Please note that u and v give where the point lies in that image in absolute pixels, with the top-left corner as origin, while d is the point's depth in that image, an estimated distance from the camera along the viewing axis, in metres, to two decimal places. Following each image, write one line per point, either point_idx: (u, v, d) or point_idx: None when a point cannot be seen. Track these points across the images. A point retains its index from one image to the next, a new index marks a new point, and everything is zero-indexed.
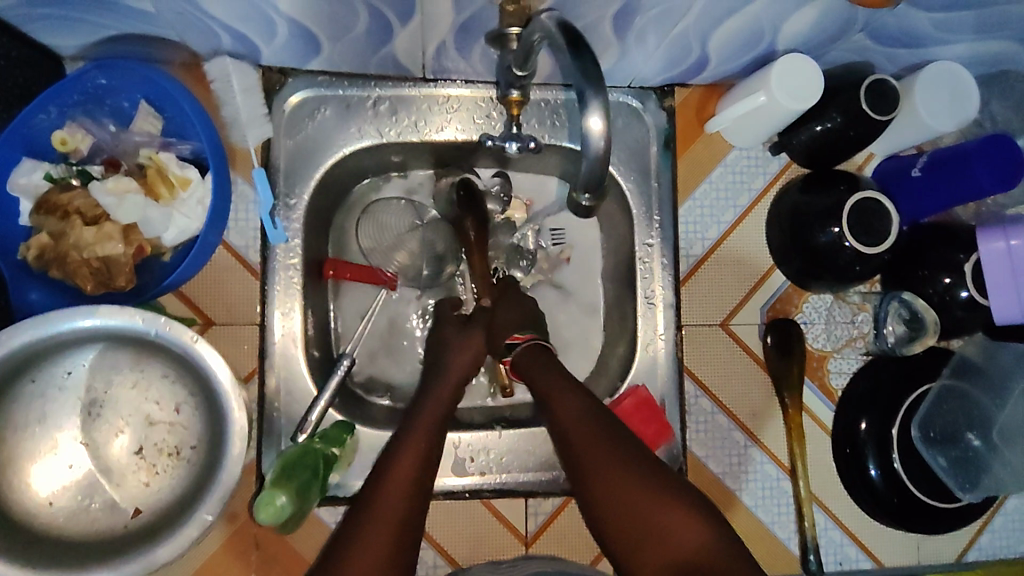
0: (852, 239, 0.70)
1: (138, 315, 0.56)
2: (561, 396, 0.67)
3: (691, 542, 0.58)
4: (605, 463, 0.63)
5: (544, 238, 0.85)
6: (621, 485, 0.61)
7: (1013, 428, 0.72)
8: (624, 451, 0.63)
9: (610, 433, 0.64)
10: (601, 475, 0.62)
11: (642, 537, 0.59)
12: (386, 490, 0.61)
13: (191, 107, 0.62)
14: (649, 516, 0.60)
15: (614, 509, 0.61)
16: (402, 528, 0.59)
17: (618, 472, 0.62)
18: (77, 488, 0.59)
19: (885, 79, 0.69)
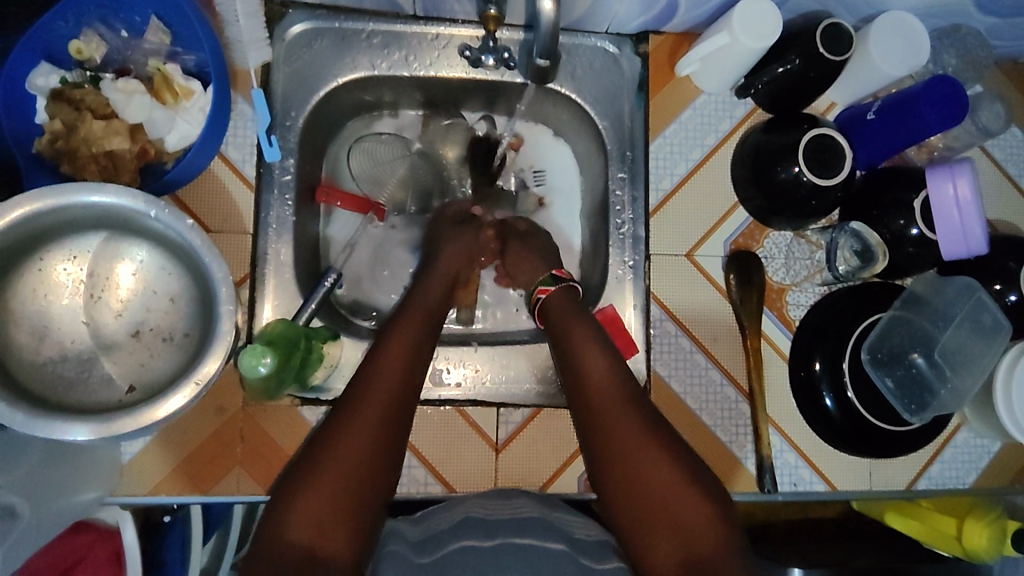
0: (809, 174, 0.75)
1: (141, 198, 0.60)
2: (577, 335, 0.71)
3: (671, 470, 0.60)
4: (605, 390, 0.66)
5: (525, 178, 0.90)
6: (619, 412, 0.64)
7: (953, 349, 0.76)
8: (625, 386, 0.67)
9: (617, 373, 0.68)
10: (600, 405, 0.65)
11: (631, 461, 0.61)
12: (391, 354, 0.65)
13: (196, 19, 0.66)
14: (640, 442, 0.62)
15: (608, 432, 0.64)
16: (401, 398, 0.62)
17: (618, 400, 0.65)
18: (78, 360, 0.65)
19: (840, 23, 0.74)
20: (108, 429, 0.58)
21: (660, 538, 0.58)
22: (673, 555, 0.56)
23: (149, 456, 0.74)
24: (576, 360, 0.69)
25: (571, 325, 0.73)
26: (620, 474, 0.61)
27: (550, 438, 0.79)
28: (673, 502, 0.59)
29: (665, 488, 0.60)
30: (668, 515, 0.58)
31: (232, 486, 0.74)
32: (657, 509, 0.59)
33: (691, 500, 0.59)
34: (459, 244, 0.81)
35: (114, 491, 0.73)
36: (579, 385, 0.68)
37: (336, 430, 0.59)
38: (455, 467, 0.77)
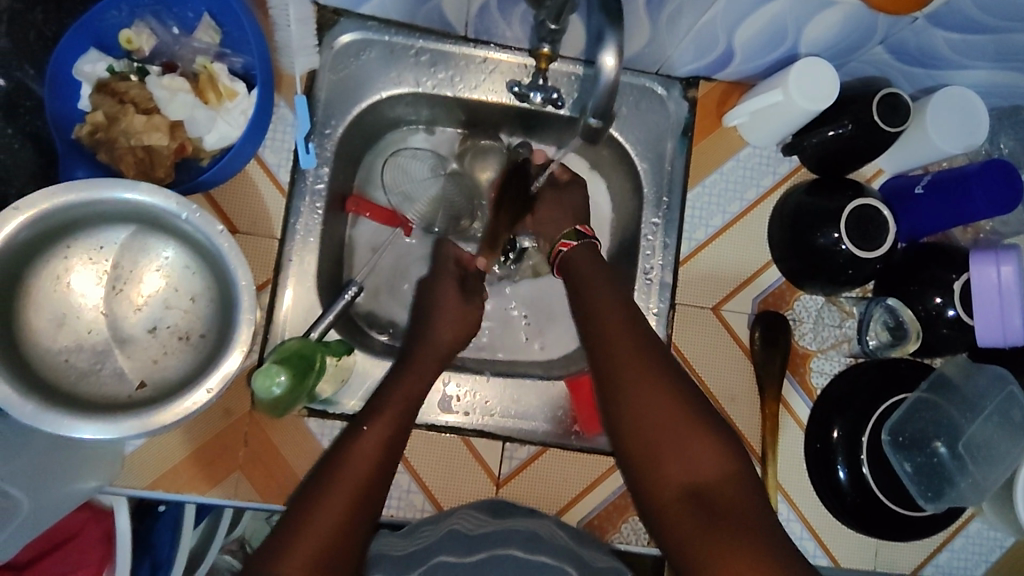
0: (849, 243, 0.73)
1: (173, 199, 0.60)
2: (592, 279, 0.72)
3: (682, 410, 0.61)
4: (619, 332, 0.66)
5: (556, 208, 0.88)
6: (632, 354, 0.64)
7: (979, 443, 0.74)
8: (639, 328, 0.67)
9: (632, 318, 0.68)
10: (615, 350, 0.65)
11: (641, 404, 0.62)
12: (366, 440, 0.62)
13: (249, 23, 0.66)
14: (651, 383, 0.62)
15: (619, 372, 0.64)
16: (385, 457, 0.62)
17: (633, 341, 0.65)
18: (93, 352, 0.64)
19: (899, 93, 0.72)
20: (112, 428, 0.57)
21: (668, 472, 0.59)
22: (680, 489, 0.58)
23: (151, 452, 0.72)
24: (592, 301, 0.70)
25: (595, 270, 0.73)
26: (631, 415, 0.62)
27: (552, 479, 0.78)
28: (682, 442, 0.59)
29: (685, 440, 0.59)
30: (677, 453, 0.59)
31: (230, 490, 0.73)
32: (665, 445, 0.60)
33: (701, 440, 0.59)
34: (456, 322, 0.76)
35: (113, 480, 0.72)
36: (595, 325, 0.68)
37: (299, 524, 0.56)
38: (453, 497, 0.76)
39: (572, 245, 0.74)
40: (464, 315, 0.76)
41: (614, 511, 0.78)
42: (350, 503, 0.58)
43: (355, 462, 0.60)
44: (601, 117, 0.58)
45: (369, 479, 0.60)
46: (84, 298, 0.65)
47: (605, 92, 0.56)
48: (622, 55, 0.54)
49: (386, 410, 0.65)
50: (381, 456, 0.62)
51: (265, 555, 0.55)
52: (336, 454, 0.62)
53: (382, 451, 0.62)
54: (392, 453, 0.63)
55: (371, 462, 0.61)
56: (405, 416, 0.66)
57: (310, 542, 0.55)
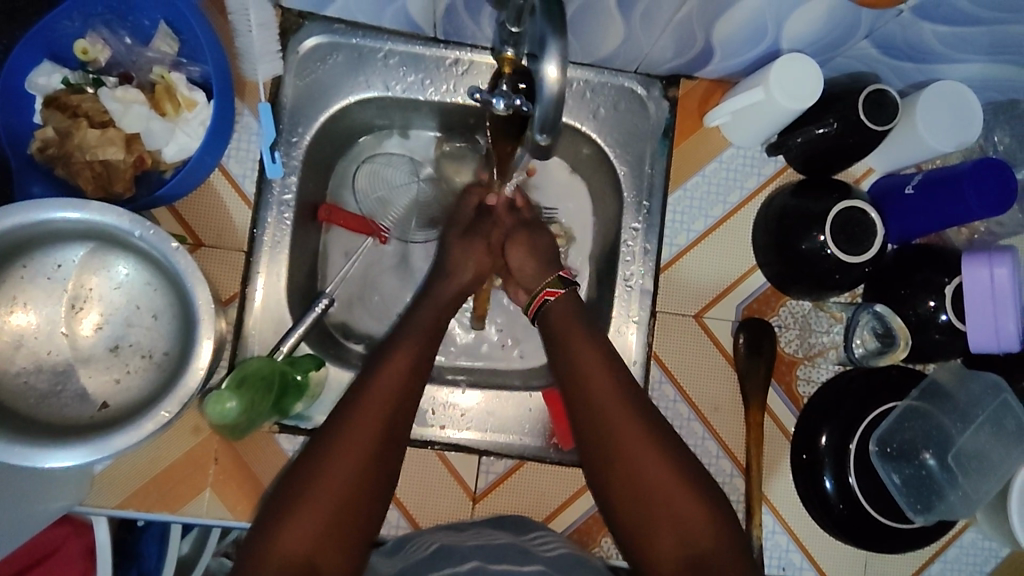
0: (834, 248, 0.70)
1: (126, 217, 0.58)
2: (574, 326, 0.71)
3: (670, 471, 0.64)
4: (606, 390, 0.67)
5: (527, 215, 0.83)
6: (622, 414, 0.66)
7: (970, 453, 0.71)
8: (624, 381, 0.68)
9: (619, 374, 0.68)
10: (603, 412, 0.66)
11: (635, 465, 0.64)
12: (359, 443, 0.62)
13: (202, 30, 0.64)
14: (638, 446, 0.64)
15: (608, 429, 0.65)
16: (380, 459, 0.62)
17: (621, 403, 0.66)
18: (52, 373, 0.63)
19: (886, 90, 0.69)
20: (67, 455, 0.56)
21: (653, 527, 0.62)
22: (669, 543, 0.62)
23: (121, 470, 0.71)
24: (577, 354, 0.69)
25: (566, 320, 0.72)
26: (621, 474, 0.64)
27: (530, 493, 0.76)
28: (670, 505, 0.62)
29: (672, 501, 0.63)
30: (666, 516, 0.62)
31: (201, 509, 0.72)
32: (655, 505, 0.63)
33: (682, 496, 0.63)
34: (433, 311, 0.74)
35: (83, 500, 0.71)
36: (579, 379, 0.68)
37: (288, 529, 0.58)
38: (428, 512, 0.74)
39: (557, 294, 0.73)
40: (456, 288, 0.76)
41: (594, 525, 0.76)
42: (327, 546, 0.58)
43: (329, 502, 0.59)
44: (547, 134, 0.53)
45: (347, 518, 0.60)
46: (37, 315, 0.63)
47: (552, 100, 0.51)
48: (566, 66, 0.49)
49: (364, 431, 0.63)
50: (350, 495, 0.60)
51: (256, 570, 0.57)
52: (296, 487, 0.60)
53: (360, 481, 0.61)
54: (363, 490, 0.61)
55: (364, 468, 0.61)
56: (389, 441, 0.64)
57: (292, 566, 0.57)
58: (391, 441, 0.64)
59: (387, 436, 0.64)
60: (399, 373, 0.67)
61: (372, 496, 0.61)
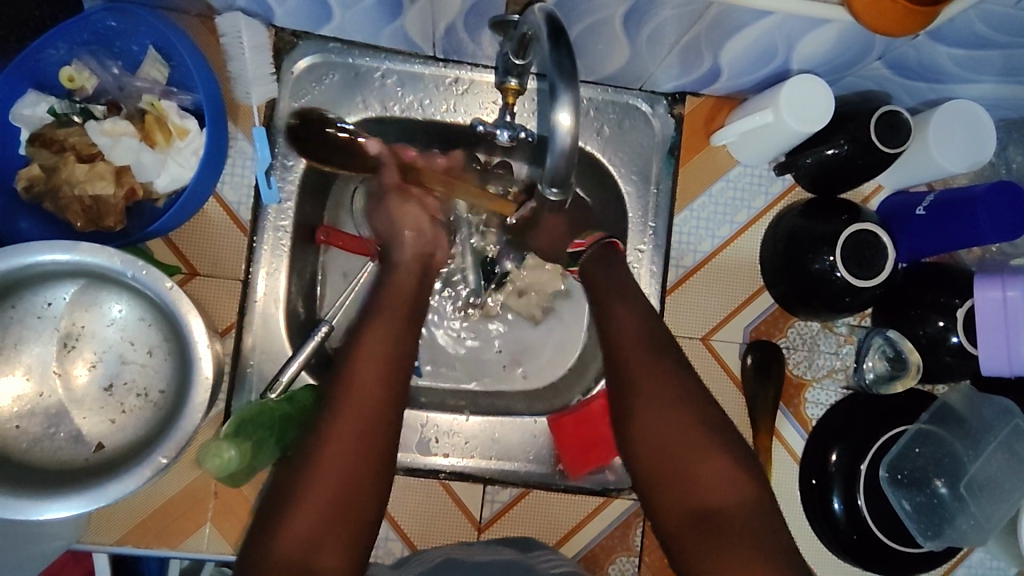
0: (844, 271, 0.68)
1: (117, 257, 0.56)
2: (608, 284, 0.71)
3: (690, 422, 0.62)
4: (631, 340, 0.66)
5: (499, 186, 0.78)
6: (649, 364, 0.65)
7: (982, 481, 0.70)
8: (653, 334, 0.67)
9: (655, 339, 0.66)
10: (632, 360, 0.65)
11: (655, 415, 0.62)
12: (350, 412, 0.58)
13: (193, 58, 0.62)
14: (670, 410, 0.62)
15: (640, 395, 0.64)
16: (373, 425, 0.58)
17: (647, 352, 0.65)
18: (45, 416, 0.61)
19: (898, 111, 0.67)
20: (62, 505, 0.54)
21: (672, 495, 0.60)
22: (687, 509, 0.59)
23: (118, 507, 0.70)
24: (613, 322, 0.68)
25: (609, 273, 0.72)
26: (649, 442, 0.62)
27: (535, 521, 0.75)
28: (691, 457, 0.60)
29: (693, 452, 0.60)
30: (685, 470, 0.60)
31: (201, 545, 0.71)
32: (677, 454, 0.61)
33: (711, 461, 0.60)
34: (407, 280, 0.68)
35: (81, 538, 0.69)
36: (612, 347, 0.67)
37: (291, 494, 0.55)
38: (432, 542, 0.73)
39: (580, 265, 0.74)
40: (421, 263, 0.69)
41: (601, 552, 0.75)
42: (321, 553, 0.53)
43: (327, 465, 0.56)
44: (559, 187, 0.51)
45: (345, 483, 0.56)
46: (28, 357, 0.61)
47: (564, 153, 0.49)
48: (579, 113, 0.47)
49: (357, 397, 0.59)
50: (348, 481, 0.56)
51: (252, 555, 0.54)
52: (293, 479, 0.56)
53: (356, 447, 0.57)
54: (355, 489, 0.56)
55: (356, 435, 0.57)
56: (376, 410, 0.59)
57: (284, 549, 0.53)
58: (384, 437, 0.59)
59: (378, 430, 0.58)
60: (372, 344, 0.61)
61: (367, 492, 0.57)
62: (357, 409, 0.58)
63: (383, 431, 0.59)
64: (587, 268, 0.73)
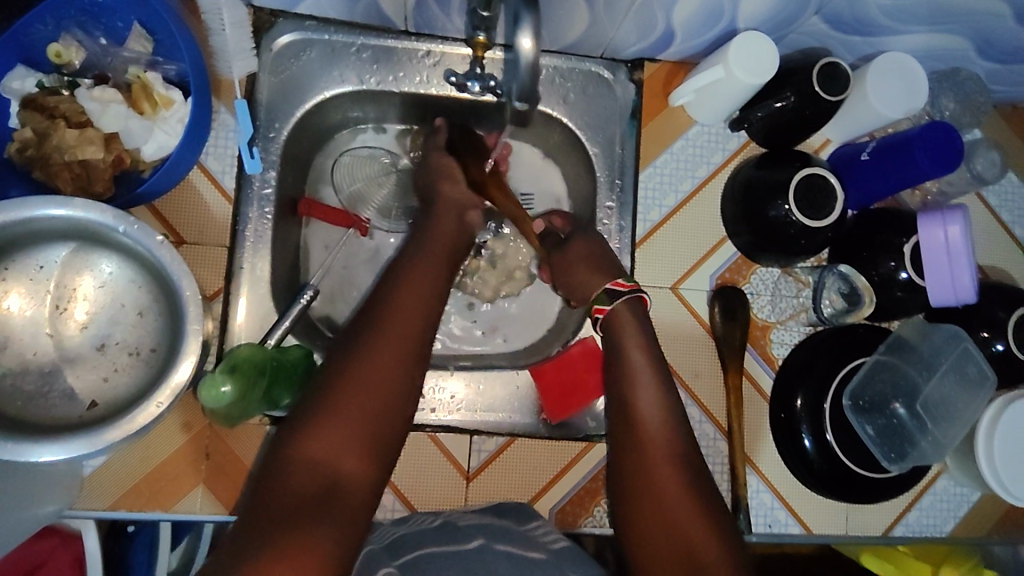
0: (798, 214, 0.73)
1: (109, 212, 0.59)
2: (621, 315, 0.70)
3: (680, 479, 0.61)
4: (647, 387, 0.66)
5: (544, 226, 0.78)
6: (654, 416, 0.64)
7: (935, 399, 0.75)
8: (664, 387, 0.66)
9: (669, 398, 0.66)
10: (638, 406, 0.65)
11: (653, 471, 0.61)
12: (382, 347, 0.59)
13: (178, 29, 0.65)
14: (662, 454, 0.62)
15: (638, 447, 0.63)
16: (405, 362, 0.60)
17: (658, 402, 0.65)
18: (41, 374, 0.63)
19: (837, 62, 0.73)
20: (60, 450, 0.56)
21: (653, 548, 0.59)
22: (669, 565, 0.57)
23: (112, 472, 0.71)
24: (627, 363, 0.67)
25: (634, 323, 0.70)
26: (638, 475, 0.62)
27: (521, 469, 0.77)
28: (676, 515, 0.59)
29: (681, 516, 0.59)
30: (668, 530, 0.59)
31: (196, 506, 0.72)
32: (666, 514, 0.59)
33: (697, 523, 0.58)
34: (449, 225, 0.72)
35: (74, 504, 0.70)
36: (624, 385, 0.66)
37: (308, 424, 0.55)
38: (423, 494, 0.76)
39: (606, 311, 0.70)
40: (465, 211, 0.74)
41: (586, 496, 0.78)
42: (348, 463, 0.55)
43: (353, 398, 0.57)
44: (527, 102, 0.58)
45: (372, 417, 0.57)
46: (25, 315, 0.63)
47: (527, 74, 0.54)
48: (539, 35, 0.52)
49: (391, 334, 0.60)
50: (374, 413, 0.57)
51: (261, 492, 0.53)
52: (322, 398, 0.57)
53: (384, 382, 0.58)
54: (384, 414, 0.58)
55: (386, 368, 0.59)
56: (413, 348, 0.61)
57: (303, 475, 0.53)
58: (414, 371, 0.60)
59: (410, 366, 0.60)
60: (412, 284, 0.64)
61: (391, 422, 0.58)
62: (395, 334, 0.60)
63: (413, 367, 0.60)
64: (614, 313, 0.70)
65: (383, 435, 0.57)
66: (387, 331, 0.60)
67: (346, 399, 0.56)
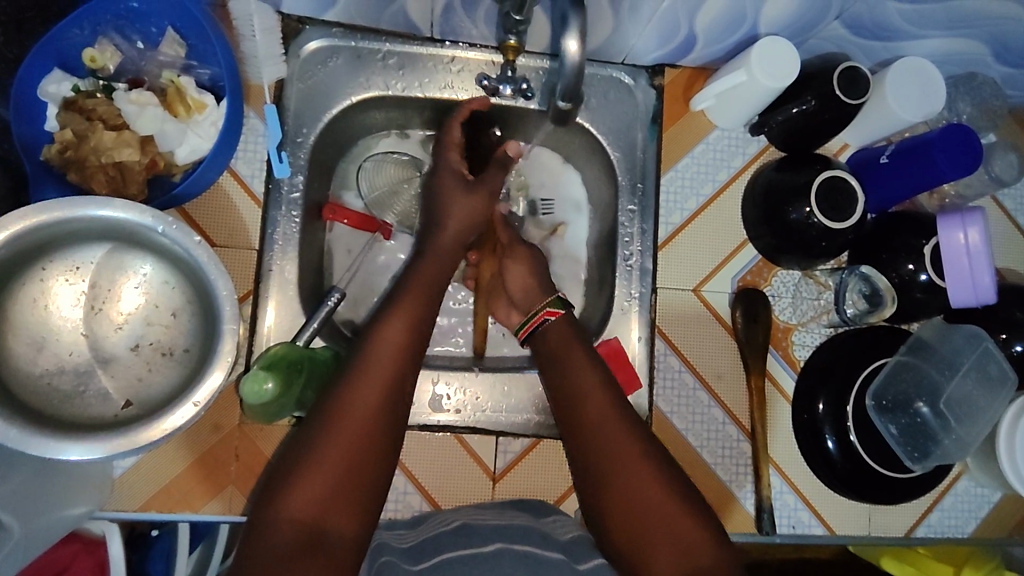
0: (820, 216, 0.74)
1: (147, 213, 0.59)
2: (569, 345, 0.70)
3: (661, 483, 0.60)
4: (603, 401, 0.64)
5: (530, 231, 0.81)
6: (618, 428, 0.63)
7: (958, 399, 0.76)
8: (619, 398, 0.65)
9: (623, 408, 0.64)
10: (599, 424, 0.63)
11: (635, 482, 0.60)
12: (359, 398, 0.59)
13: (215, 34, 0.66)
14: (637, 466, 0.61)
15: (609, 465, 0.61)
16: (382, 412, 0.59)
17: (616, 414, 0.64)
18: (75, 374, 0.63)
19: (858, 66, 0.74)
20: (99, 448, 0.57)
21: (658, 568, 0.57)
22: None
23: (141, 473, 0.71)
24: (578, 387, 0.66)
25: (563, 337, 0.71)
26: (618, 497, 0.60)
27: (546, 470, 0.78)
28: (670, 527, 0.58)
29: (671, 521, 0.58)
30: (665, 544, 0.57)
31: (224, 508, 0.72)
32: (656, 528, 0.58)
33: (690, 527, 0.58)
34: (444, 259, 0.73)
35: (104, 505, 0.70)
36: (575, 410, 0.65)
37: (285, 482, 0.56)
38: (449, 495, 0.76)
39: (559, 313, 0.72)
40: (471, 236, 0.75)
41: None
42: (332, 517, 0.55)
43: (330, 454, 0.57)
44: (570, 99, 0.59)
45: (350, 471, 0.57)
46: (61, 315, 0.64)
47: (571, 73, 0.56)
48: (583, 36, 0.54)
49: (368, 382, 0.60)
50: (354, 466, 0.57)
51: (240, 553, 0.54)
52: (300, 454, 0.57)
53: (363, 434, 0.58)
54: (366, 465, 0.57)
55: (365, 421, 0.58)
56: (392, 396, 0.61)
57: (282, 534, 0.53)
58: (393, 419, 0.60)
59: (389, 413, 0.60)
60: (392, 331, 0.64)
61: (373, 474, 0.58)
62: (372, 386, 0.60)
63: (393, 414, 0.60)
64: (556, 317, 0.73)
65: (365, 486, 0.57)
66: (361, 380, 0.60)
67: (325, 455, 0.56)
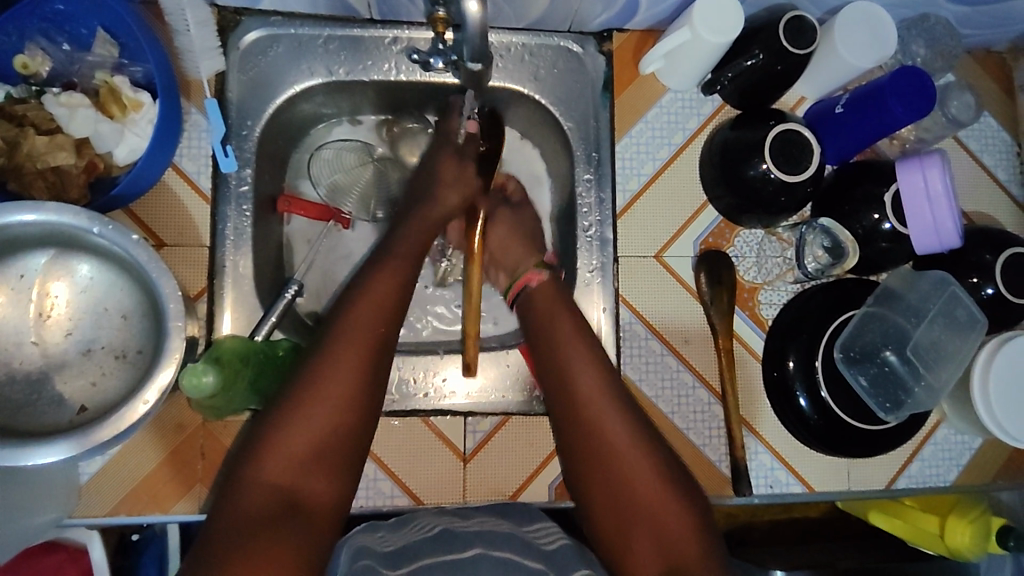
0: (775, 170, 0.73)
1: (82, 215, 0.59)
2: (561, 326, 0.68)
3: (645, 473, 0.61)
4: (590, 388, 0.64)
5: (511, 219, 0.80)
6: (603, 418, 0.63)
7: (927, 344, 0.74)
8: (612, 386, 0.65)
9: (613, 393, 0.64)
10: (586, 414, 0.63)
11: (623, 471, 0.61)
12: (342, 359, 0.60)
13: (142, 30, 0.65)
14: (621, 456, 0.61)
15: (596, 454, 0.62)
16: (364, 375, 0.60)
17: (602, 404, 0.64)
18: (27, 383, 0.63)
19: (803, 15, 0.72)
20: (49, 453, 0.57)
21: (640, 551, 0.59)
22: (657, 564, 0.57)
23: (107, 476, 0.71)
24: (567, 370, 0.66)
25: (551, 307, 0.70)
26: (606, 485, 0.61)
27: (517, 447, 0.77)
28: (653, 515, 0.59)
29: (655, 507, 0.59)
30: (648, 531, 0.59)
31: (192, 507, 0.72)
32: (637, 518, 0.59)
33: (675, 517, 0.59)
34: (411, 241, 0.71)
35: (72, 513, 0.70)
36: (564, 395, 0.65)
37: (266, 440, 0.56)
38: (421, 479, 0.76)
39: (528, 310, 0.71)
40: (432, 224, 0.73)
41: None
42: (313, 478, 0.56)
43: (313, 413, 0.57)
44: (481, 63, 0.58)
45: (333, 431, 0.57)
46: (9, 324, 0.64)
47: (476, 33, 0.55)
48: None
49: (350, 344, 0.61)
50: (335, 428, 0.58)
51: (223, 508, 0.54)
52: (283, 412, 0.57)
53: (345, 394, 0.58)
54: (347, 426, 0.58)
55: (348, 381, 0.59)
56: (376, 357, 0.61)
57: (264, 490, 0.54)
58: (376, 381, 0.61)
59: (371, 376, 0.60)
60: (373, 293, 0.64)
61: (354, 436, 0.59)
62: (356, 348, 0.60)
63: (375, 377, 0.61)
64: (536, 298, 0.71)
65: (347, 446, 0.58)
66: (343, 343, 0.60)
67: (307, 413, 0.57)
